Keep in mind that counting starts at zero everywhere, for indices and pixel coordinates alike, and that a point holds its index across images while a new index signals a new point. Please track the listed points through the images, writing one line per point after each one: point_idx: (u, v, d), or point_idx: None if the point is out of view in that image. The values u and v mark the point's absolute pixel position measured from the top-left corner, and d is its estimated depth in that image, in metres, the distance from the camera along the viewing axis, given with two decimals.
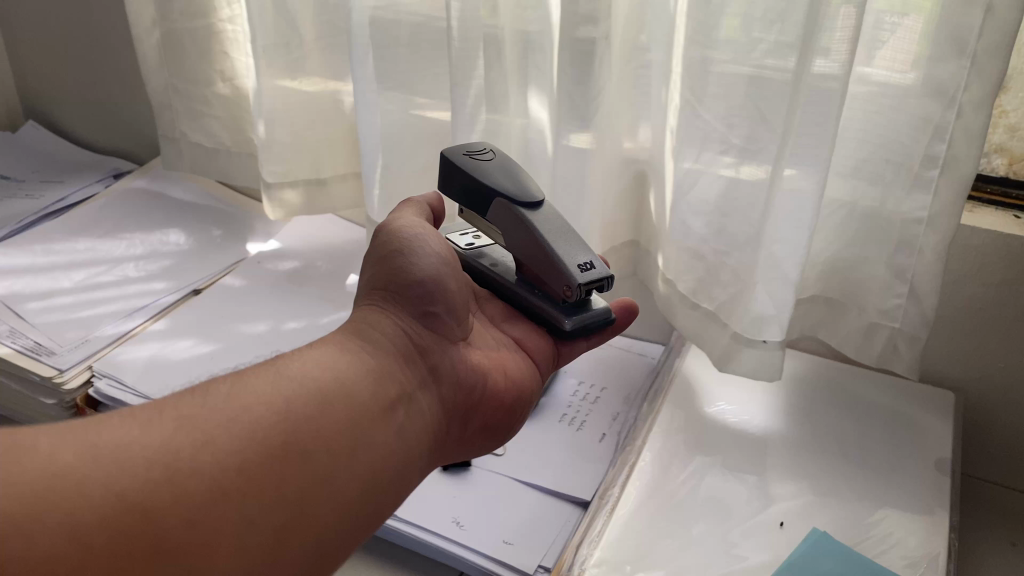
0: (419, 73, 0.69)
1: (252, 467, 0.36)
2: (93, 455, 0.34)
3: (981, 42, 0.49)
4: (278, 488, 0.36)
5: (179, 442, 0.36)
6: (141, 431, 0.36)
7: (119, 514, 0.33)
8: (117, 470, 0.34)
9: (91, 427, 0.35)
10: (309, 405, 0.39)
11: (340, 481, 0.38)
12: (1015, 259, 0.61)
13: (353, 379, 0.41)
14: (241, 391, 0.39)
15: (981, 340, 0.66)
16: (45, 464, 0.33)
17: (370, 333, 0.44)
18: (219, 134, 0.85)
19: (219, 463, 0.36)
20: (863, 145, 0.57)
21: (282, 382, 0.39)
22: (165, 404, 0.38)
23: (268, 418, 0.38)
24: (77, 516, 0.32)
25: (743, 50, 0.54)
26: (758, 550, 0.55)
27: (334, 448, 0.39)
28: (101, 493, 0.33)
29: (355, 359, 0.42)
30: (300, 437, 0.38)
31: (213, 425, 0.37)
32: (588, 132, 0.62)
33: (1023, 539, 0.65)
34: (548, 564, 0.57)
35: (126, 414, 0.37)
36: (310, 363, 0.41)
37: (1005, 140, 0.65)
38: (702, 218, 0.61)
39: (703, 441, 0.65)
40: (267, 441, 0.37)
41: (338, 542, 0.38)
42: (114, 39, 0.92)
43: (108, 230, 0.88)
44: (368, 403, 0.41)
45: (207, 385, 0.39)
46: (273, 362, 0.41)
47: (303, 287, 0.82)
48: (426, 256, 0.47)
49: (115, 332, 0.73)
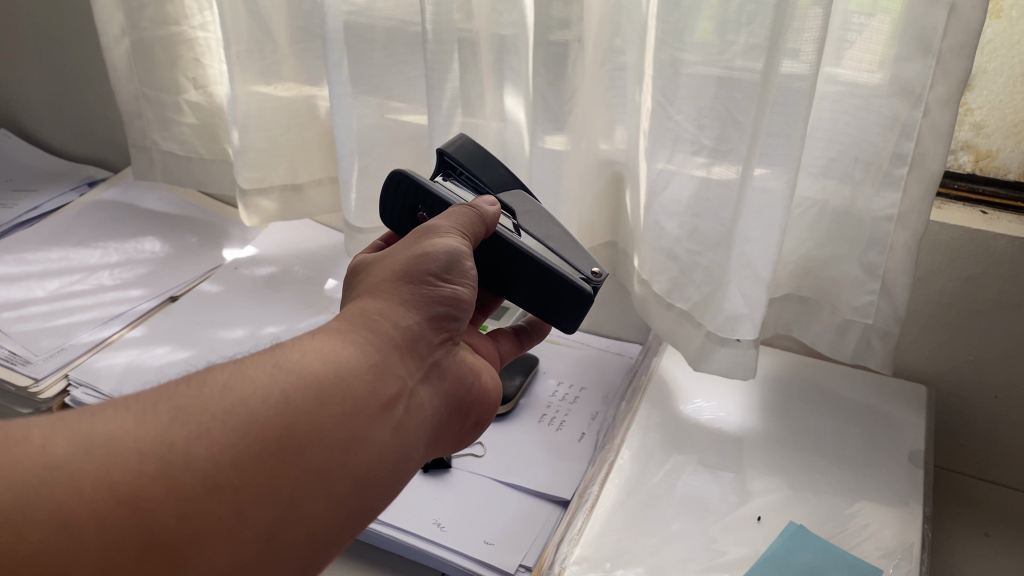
0: (394, 77, 0.69)
1: (248, 462, 0.35)
2: (86, 446, 0.34)
3: (945, 42, 0.49)
4: (272, 483, 0.36)
5: (174, 434, 0.35)
6: (133, 422, 0.35)
7: (111, 507, 0.32)
8: (109, 461, 0.33)
9: (83, 417, 0.35)
10: (309, 399, 0.38)
11: (335, 476, 0.38)
12: (982, 254, 0.62)
13: (357, 373, 0.40)
14: (239, 381, 0.37)
15: (951, 334, 0.67)
16: (36, 455, 0.33)
17: (376, 321, 0.42)
18: (192, 142, 0.85)
19: (213, 457, 0.35)
20: (832, 145, 0.59)
21: (284, 373, 0.38)
22: (159, 393, 0.37)
23: (266, 410, 0.37)
24: (66, 509, 0.32)
25: (714, 52, 0.54)
26: (738, 544, 0.56)
27: (333, 444, 0.38)
28: (92, 486, 0.33)
29: (361, 350, 0.41)
30: (297, 431, 0.37)
31: (208, 418, 0.36)
32: (563, 134, 0.63)
33: (995, 529, 0.67)
34: (529, 564, 0.58)
35: (119, 403, 0.36)
36: (312, 353, 0.39)
37: (971, 137, 0.66)
38: (676, 219, 0.62)
39: (680, 439, 0.66)
40: (263, 436, 0.36)
41: (328, 534, 0.38)
42: (85, 46, 0.91)
43: (82, 238, 0.87)
44: (369, 397, 0.40)
45: (206, 371, 0.38)
46: (274, 350, 0.40)
47: (281, 293, 0.82)
48: (459, 264, 0.44)
49: (91, 340, 0.73)
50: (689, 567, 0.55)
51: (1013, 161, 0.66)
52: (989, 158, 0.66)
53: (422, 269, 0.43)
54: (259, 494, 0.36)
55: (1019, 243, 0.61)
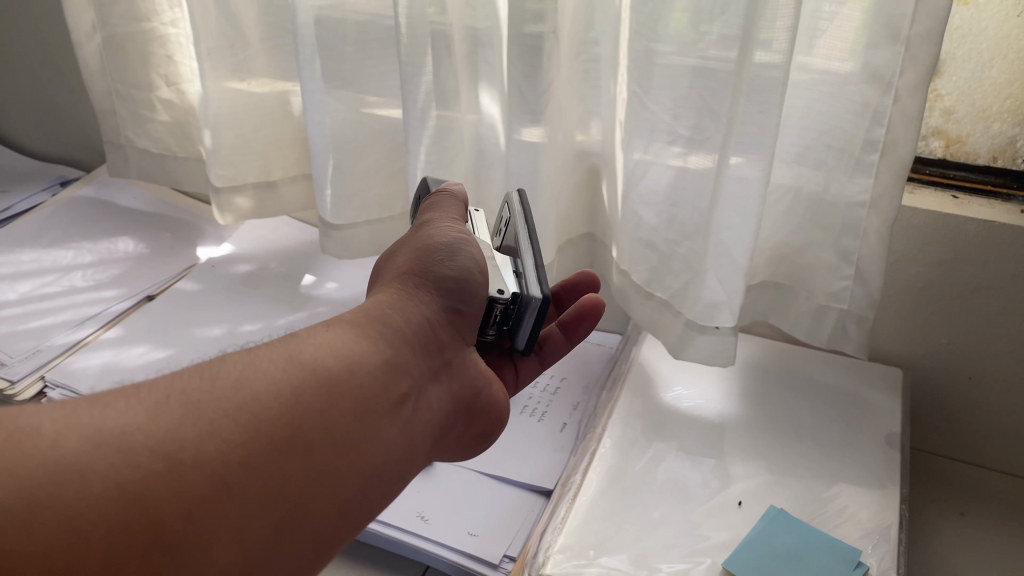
0: (367, 72, 0.69)
1: (258, 461, 0.36)
2: (96, 442, 0.33)
3: (913, 28, 0.50)
4: (284, 481, 0.36)
5: (188, 428, 0.35)
6: (145, 418, 0.35)
7: (119, 508, 0.32)
8: (119, 460, 0.33)
9: (96, 411, 0.35)
10: (321, 395, 0.39)
11: (341, 477, 0.38)
12: (954, 237, 0.63)
13: (367, 371, 0.41)
14: (253, 377, 0.38)
15: (925, 318, 0.68)
16: (48, 452, 0.32)
17: (383, 317, 0.44)
18: (165, 140, 0.84)
19: (223, 454, 0.35)
20: (805, 132, 0.59)
21: (296, 369, 0.39)
22: (170, 388, 0.37)
23: (277, 407, 0.37)
24: (77, 507, 0.31)
25: (688, 42, 0.55)
26: (720, 529, 0.57)
27: (345, 443, 0.39)
28: (102, 484, 0.32)
29: (371, 347, 0.42)
30: (306, 430, 0.38)
31: (220, 414, 0.36)
32: (539, 126, 0.63)
33: (971, 508, 0.68)
34: (513, 554, 0.58)
35: (133, 397, 0.37)
36: (325, 349, 0.41)
37: (941, 123, 0.67)
38: (653, 208, 0.63)
39: (661, 427, 0.66)
40: (273, 434, 0.37)
41: (333, 536, 0.38)
42: (56, 44, 0.90)
43: (55, 238, 0.86)
44: (379, 394, 0.41)
45: (219, 366, 0.39)
46: (288, 346, 0.41)
47: (258, 289, 0.81)
48: (465, 257, 0.48)
49: (67, 341, 0.72)
50: (671, 553, 0.55)
51: (981, 147, 0.67)
52: (959, 143, 0.67)
53: (428, 267, 0.48)
54: (271, 492, 0.36)
55: (989, 227, 0.62)
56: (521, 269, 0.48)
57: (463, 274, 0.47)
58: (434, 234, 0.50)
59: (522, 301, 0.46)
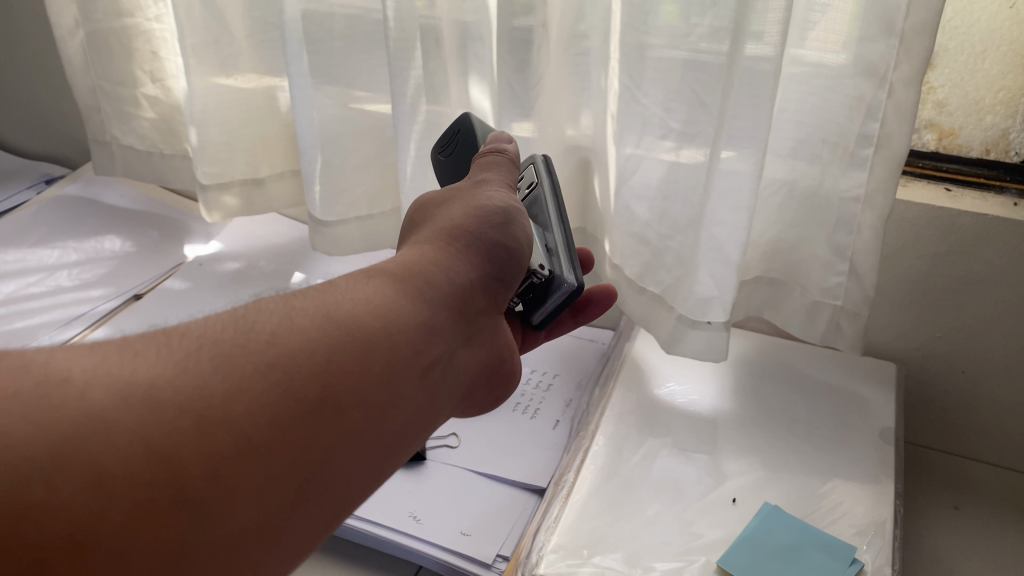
0: (355, 67, 0.68)
1: (288, 425, 0.33)
2: (123, 395, 0.31)
3: (908, 21, 0.49)
4: (313, 448, 0.34)
5: (219, 385, 0.33)
6: (175, 369, 0.32)
7: (142, 464, 0.30)
8: (145, 413, 0.31)
9: (125, 360, 0.32)
10: (357, 356, 0.36)
11: (367, 444, 0.36)
12: (948, 231, 0.63)
13: (406, 332, 0.38)
14: (291, 330, 0.35)
15: (919, 312, 0.68)
16: (71, 399, 0.30)
17: (422, 275, 0.41)
18: (150, 137, 0.83)
19: (254, 414, 0.32)
20: (799, 126, 0.59)
21: (332, 327, 0.36)
22: (202, 335, 0.35)
23: (312, 365, 0.35)
24: (99, 462, 0.29)
25: (679, 35, 0.54)
26: (714, 527, 0.56)
27: (375, 411, 0.36)
28: (127, 439, 0.30)
29: (411, 305, 0.39)
30: (339, 392, 0.35)
31: (254, 369, 0.33)
32: (530, 121, 0.62)
33: (965, 502, 0.68)
34: (507, 553, 0.58)
35: (164, 345, 0.34)
36: (365, 304, 0.38)
37: (933, 116, 0.66)
38: (646, 203, 0.62)
39: (655, 423, 0.66)
40: (305, 393, 0.34)
41: (352, 500, 0.36)
42: (39, 40, 0.89)
43: (40, 236, 0.85)
44: (414, 359, 0.38)
45: (255, 315, 0.36)
46: (327, 296, 0.38)
47: (248, 287, 0.80)
48: (512, 224, 0.46)
49: (53, 342, 0.71)
50: (666, 551, 0.55)
51: (975, 139, 0.66)
52: (952, 136, 0.67)
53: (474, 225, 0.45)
54: (298, 457, 0.33)
55: (983, 220, 0.61)
56: (549, 246, 0.50)
57: (509, 244, 0.45)
58: (482, 194, 0.47)
59: (553, 282, 0.48)
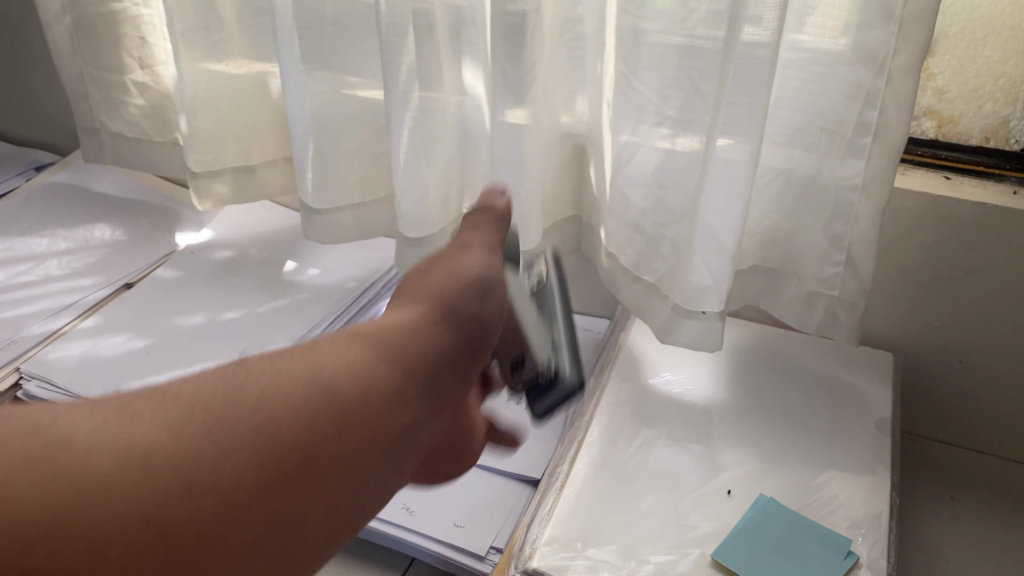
0: (347, 52, 0.67)
1: (288, 493, 0.30)
2: (119, 458, 0.28)
3: (907, 7, 0.49)
4: (311, 517, 0.31)
5: (224, 430, 0.30)
6: (171, 428, 0.29)
7: (138, 536, 0.27)
8: (142, 480, 0.27)
9: (117, 419, 0.29)
10: (358, 417, 0.33)
11: (359, 513, 0.33)
12: (947, 220, 0.62)
13: (403, 391, 0.35)
14: (294, 384, 0.32)
15: (916, 301, 0.67)
16: (64, 461, 0.27)
17: (407, 338, 0.37)
18: (140, 124, 0.82)
19: (255, 480, 0.29)
20: (796, 113, 0.58)
21: (333, 388, 0.33)
22: (198, 388, 0.31)
23: (315, 425, 0.31)
24: (99, 530, 0.26)
25: (676, 20, 0.53)
26: (708, 519, 0.56)
27: (369, 479, 0.33)
28: (122, 509, 0.27)
29: (410, 363, 0.36)
30: (340, 455, 0.32)
31: (256, 427, 0.30)
32: (524, 108, 0.61)
33: (962, 492, 0.67)
34: (500, 545, 0.57)
35: (155, 402, 0.30)
36: (365, 360, 0.35)
37: (933, 103, 0.65)
38: (641, 190, 0.62)
39: (650, 414, 0.65)
40: (304, 458, 0.31)
41: None
42: (26, 25, 0.87)
43: (29, 224, 0.84)
44: (409, 420, 0.35)
45: (252, 367, 0.33)
46: (325, 349, 0.35)
47: (240, 276, 0.80)
48: (489, 283, 0.45)
49: (43, 332, 0.71)
50: (662, 543, 0.54)
51: (974, 127, 0.66)
52: (951, 124, 0.66)
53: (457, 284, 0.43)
54: (293, 527, 0.30)
55: (982, 209, 0.61)
56: (558, 338, 0.57)
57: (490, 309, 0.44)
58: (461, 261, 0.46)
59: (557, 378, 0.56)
